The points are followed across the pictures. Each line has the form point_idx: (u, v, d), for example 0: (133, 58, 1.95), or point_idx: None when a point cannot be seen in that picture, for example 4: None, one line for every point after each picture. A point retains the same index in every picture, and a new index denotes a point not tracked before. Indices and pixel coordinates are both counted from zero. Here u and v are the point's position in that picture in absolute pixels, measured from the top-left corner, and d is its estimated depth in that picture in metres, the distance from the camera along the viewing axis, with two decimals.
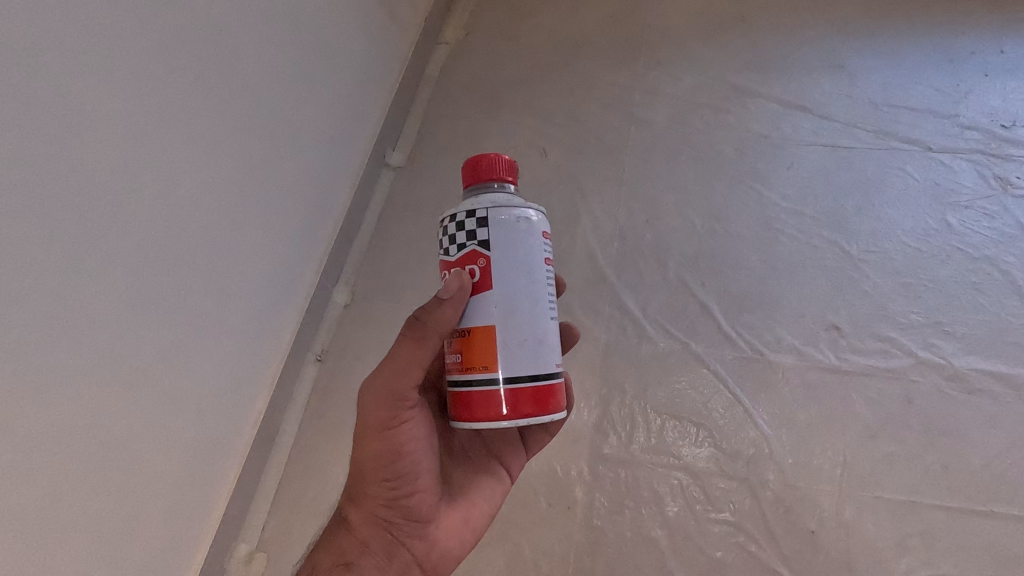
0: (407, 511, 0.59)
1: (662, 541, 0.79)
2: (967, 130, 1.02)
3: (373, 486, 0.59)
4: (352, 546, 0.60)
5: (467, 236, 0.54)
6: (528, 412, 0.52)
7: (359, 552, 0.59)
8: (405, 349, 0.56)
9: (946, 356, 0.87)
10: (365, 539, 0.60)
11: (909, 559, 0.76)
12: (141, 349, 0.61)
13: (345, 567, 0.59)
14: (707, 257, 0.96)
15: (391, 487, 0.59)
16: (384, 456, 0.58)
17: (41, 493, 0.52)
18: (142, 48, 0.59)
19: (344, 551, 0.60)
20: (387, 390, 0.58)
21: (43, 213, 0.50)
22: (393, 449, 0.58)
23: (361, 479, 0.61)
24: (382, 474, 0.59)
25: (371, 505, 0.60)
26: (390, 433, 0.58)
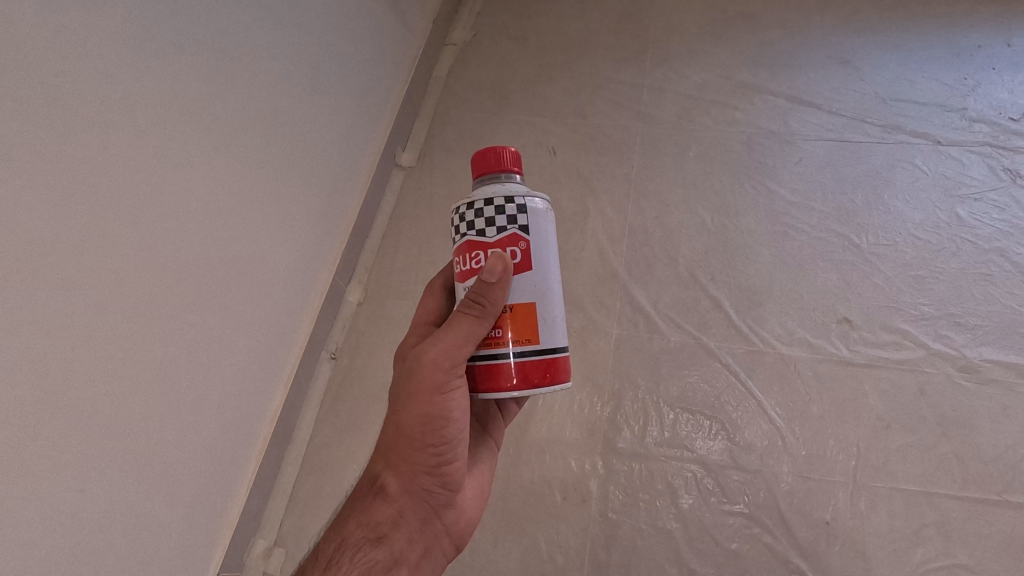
0: (445, 482, 0.59)
1: (678, 533, 0.80)
2: (975, 123, 1.02)
3: (417, 455, 0.57)
4: (386, 519, 0.58)
5: (504, 221, 0.53)
6: (541, 383, 0.53)
7: (394, 525, 0.58)
8: (464, 321, 0.53)
9: (958, 348, 0.87)
10: (400, 511, 0.58)
11: (924, 549, 0.77)
12: (164, 348, 0.62)
13: (377, 542, 0.57)
14: (717, 252, 0.96)
15: (435, 458, 0.58)
16: (435, 427, 0.56)
17: (69, 488, 0.53)
18: (165, 51, 0.60)
19: (378, 523, 0.58)
20: (445, 357, 0.54)
21: (72, 211, 0.51)
22: (444, 420, 0.56)
23: (398, 447, 0.58)
24: (428, 445, 0.57)
25: (412, 476, 0.58)
26: (444, 404, 0.56)
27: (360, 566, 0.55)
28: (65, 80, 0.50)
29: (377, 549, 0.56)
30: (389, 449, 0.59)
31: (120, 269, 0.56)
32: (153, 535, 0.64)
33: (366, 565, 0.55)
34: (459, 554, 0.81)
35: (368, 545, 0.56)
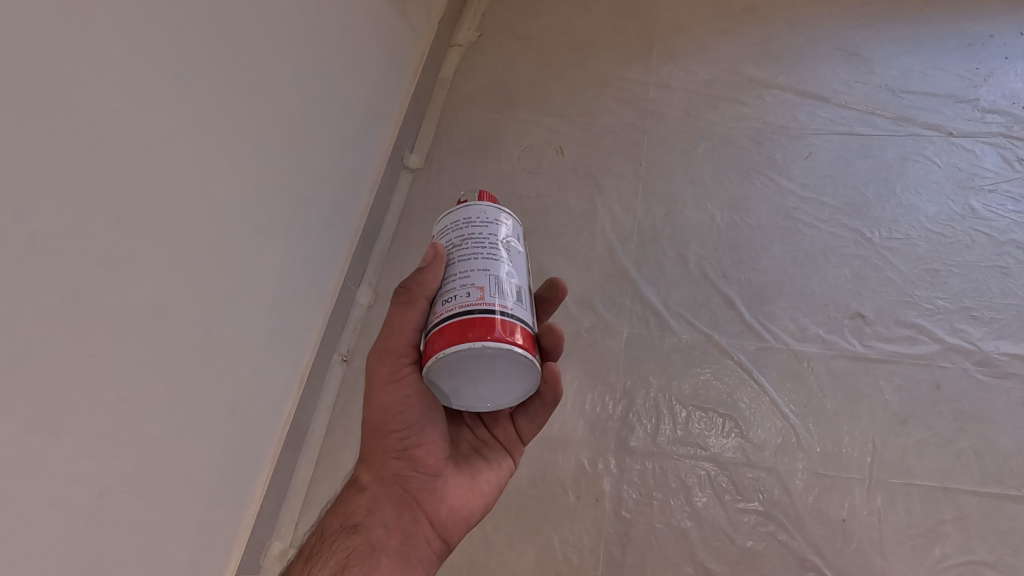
0: (417, 464, 0.58)
1: (692, 531, 0.79)
2: (988, 114, 1.01)
3: (383, 443, 0.58)
4: (361, 508, 0.58)
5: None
6: (440, 344, 0.47)
7: (369, 513, 0.57)
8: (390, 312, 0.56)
9: (974, 341, 0.86)
10: (375, 499, 0.58)
11: (944, 546, 0.75)
12: (178, 352, 0.63)
13: (353, 530, 0.56)
14: (727, 249, 0.96)
15: (401, 441, 0.58)
16: (392, 411, 0.57)
17: (86, 491, 0.54)
18: (180, 59, 0.61)
19: (354, 512, 0.58)
20: (388, 348, 0.56)
21: (94, 219, 0.52)
22: (399, 403, 0.57)
23: (368, 440, 0.60)
24: (391, 430, 0.58)
25: (382, 462, 0.59)
26: (398, 389, 0.57)
27: (338, 554, 0.55)
28: (86, 89, 0.51)
29: (352, 537, 0.56)
30: (364, 445, 0.60)
31: (133, 274, 0.56)
32: (167, 538, 0.64)
33: (343, 553, 0.55)
34: (473, 555, 0.81)
35: (343, 534, 0.56)
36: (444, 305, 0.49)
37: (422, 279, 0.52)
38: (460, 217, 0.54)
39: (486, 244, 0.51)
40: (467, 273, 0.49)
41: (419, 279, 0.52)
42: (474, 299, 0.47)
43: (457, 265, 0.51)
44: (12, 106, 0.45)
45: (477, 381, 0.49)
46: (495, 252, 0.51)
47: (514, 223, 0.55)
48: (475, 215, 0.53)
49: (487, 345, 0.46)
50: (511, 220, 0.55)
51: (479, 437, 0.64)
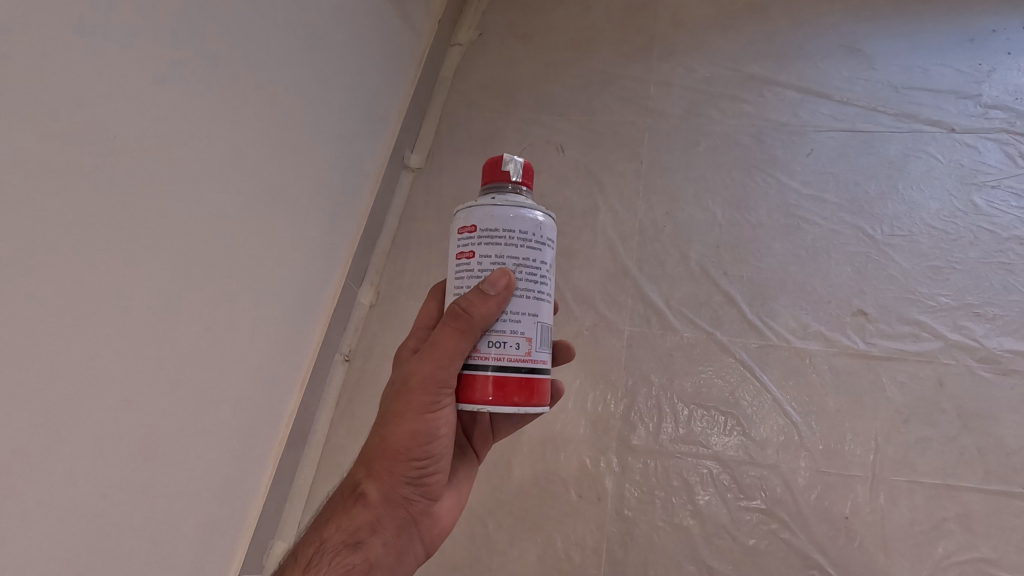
0: (425, 489, 0.59)
1: (695, 529, 0.79)
2: (990, 110, 1.00)
3: (399, 465, 0.56)
4: (365, 525, 0.56)
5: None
6: (483, 398, 0.50)
7: (371, 531, 0.56)
8: (444, 337, 0.51)
9: (977, 338, 0.85)
10: (379, 517, 0.57)
11: (946, 543, 0.75)
12: (180, 353, 0.63)
13: (355, 548, 0.56)
14: (729, 247, 0.96)
15: (417, 467, 0.57)
16: (420, 440, 0.55)
17: (89, 491, 0.54)
18: (180, 60, 0.61)
19: (356, 528, 0.56)
20: (434, 375, 0.52)
21: (95, 220, 0.52)
22: (431, 434, 0.55)
23: (381, 456, 0.57)
24: (412, 457, 0.56)
25: (394, 483, 0.57)
26: (434, 419, 0.55)
27: (339, 571, 0.54)
28: (86, 91, 0.51)
29: (355, 555, 0.55)
30: (372, 458, 0.57)
31: (135, 274, 0.57)
32: (170, 537, 0.64)
33: (343, 570, 0.54)
34: (476, 554, 0.81)
35: (345, 550, 0.55)
36: (490, 347, 0.51)
37: (479, 309, 0.49)
38: (518, 229, 0.51)
39: (536, 277, 0.52)
40: (518, 315, 0.51)
41: (480, 308, 0.49)
42: (522, 353, 0.51)
43: (511, 298, 0.51)
44: (11, 107, 0.45)
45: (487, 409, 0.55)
46: (541, 288, 0.52)
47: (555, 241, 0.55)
48: (531, 231, 0.51)
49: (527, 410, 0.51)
50: (555, 238, 0.54)
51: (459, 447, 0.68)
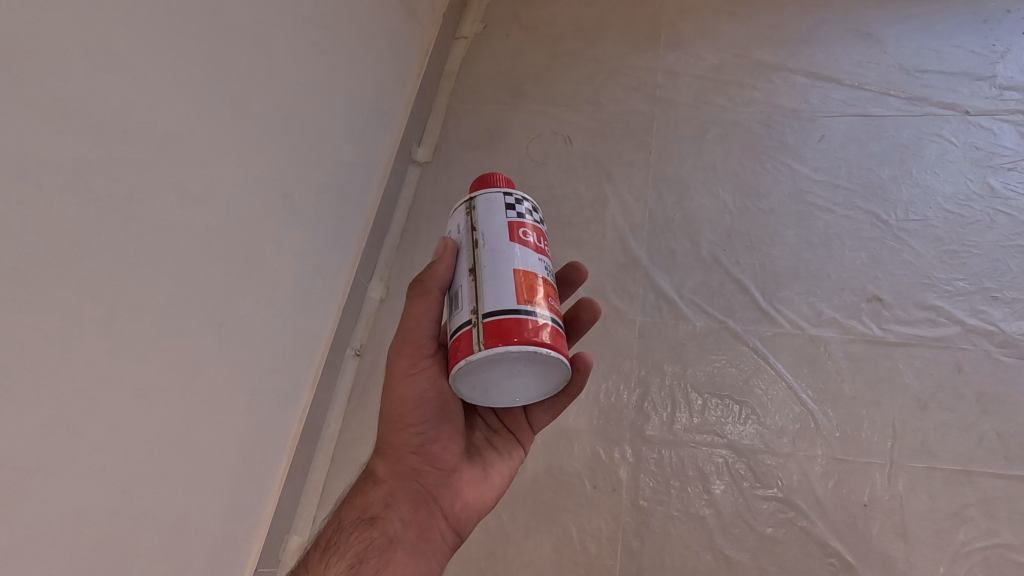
0: (436, 459, 0.58)
1: (710, 519, 0.78)
2: (1006, 91, 0.99)
3: (399, 434, 0.58)
4: (378, 500, 0.57)
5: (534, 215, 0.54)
6: None
7: (385, 505, 0.57)
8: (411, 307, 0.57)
9: (996, 323, 0.84)
10: (391, 492, 0.57)
11: (967, 530, 0.74)
12: (194, 348, 0.64)
13: (369, 523, 0.56)
14: (740, 235, 0.95)
15: (419, 435, 0.58)
16: (410, 404, 0.57)
17: (108, 486, 0.54)
18: (188, 55, 0.61)
19: (370, 505, 0.57)
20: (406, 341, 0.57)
21: (108, 216, 0.52)
22: (418, 397, 0.57)
23: (385, 431, 0.60)
24: (409, 424, 0.57)
25: (400, 455, 0.58)
26: (415, 381, 0.57)
27: (357, 546, 0.54)
28: (94, 87, 0.51)
29: (369, 530, 0.55)
30: (380, 437, 0.60)
31: (147, 269, 0.57)
32: (186, 532, 0.65)
33: (361, 546, 0.54)
34: (491, 546, 0.81)
35: (360, 526, 0.56)
36: None
37: (434, 272, 0.54)
38: None
39: None
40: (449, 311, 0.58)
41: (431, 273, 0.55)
42: None
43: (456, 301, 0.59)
44: (11, 101, 0.44)
45: (508, 382, 0.48)
46: None
47: (455, 222, 0.55)
48: None
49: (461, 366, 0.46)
50: (454, 221, 0.56)
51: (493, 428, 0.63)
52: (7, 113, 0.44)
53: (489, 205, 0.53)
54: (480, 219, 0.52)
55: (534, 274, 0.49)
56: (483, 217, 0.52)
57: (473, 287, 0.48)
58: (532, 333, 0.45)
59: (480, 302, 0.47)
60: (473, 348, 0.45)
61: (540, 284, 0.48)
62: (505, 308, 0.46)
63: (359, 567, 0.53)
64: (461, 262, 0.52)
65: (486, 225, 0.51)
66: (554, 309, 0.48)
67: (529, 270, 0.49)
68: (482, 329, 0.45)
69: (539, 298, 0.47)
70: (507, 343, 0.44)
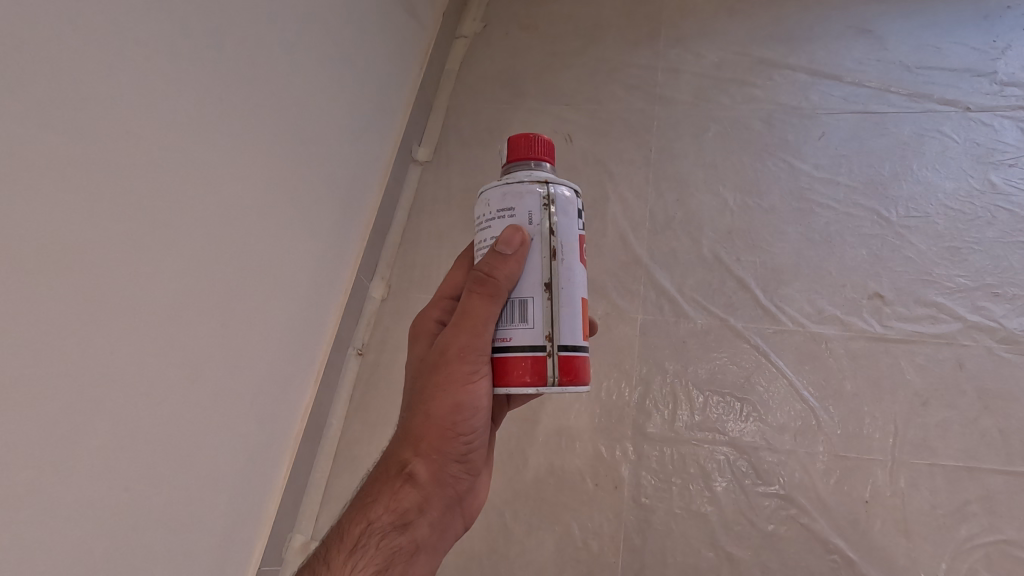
0: (470, 466, 0.60)
1: (712, 516, 0.79)
2: (1007, 87, 0.98)
3: (446, 441, 0.56)
4: (413, 505, 0.56)
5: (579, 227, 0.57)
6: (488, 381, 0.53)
7: (420, 511, 0.56)
8: (475, 304, 0.52)
9: (997, 319, 0.84)
10: (427, 498, 0.57)
11: (969, 526, 0.74)
12: (197, 348, 0.64)
13: (402, 528, 0.55)
14: (741, 232, 0.95)
15: (464, 443, 0.57)
16: (466, 413, 0.55)
17: (112, 485, 0.55)
18: (189, 56, 0.61)
19: (406, 510, 0.56)
20: (471, 345, 0.52)
21: (110, 217, 0.53)
22: (475, 408, 0.54)
23: (429, 433, 0.56)
24: (459, 432, 0.56)
25: (441, 461, 0.57)
26: (476, 391, 0.54)
27: (386, 552, 0.54)
28: (96, 89, 0.51)
29: (401, 535, 0.55)
30: (420, 436, 0.57)
31: (148, 270, 0.57)
32: (191, 531, 0.65)
33: (391, 552, 0.55)
34: (493, 544, 0.81)
35: (393, 532, 0.55)
36: None
37: (507, 271, 0.50)
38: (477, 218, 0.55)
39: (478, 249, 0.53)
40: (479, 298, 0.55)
41: (503, 269, 0.50)
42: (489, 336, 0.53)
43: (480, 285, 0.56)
44: (12, 101, 0.44)
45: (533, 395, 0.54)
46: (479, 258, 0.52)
47: (524, 206, 0.50)
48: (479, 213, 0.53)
49: (526, 390, 0.50)
50: (519, 204, 0.50)
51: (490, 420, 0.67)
52: (9, 114, 0.44)
53: (566, 209, 0.51)
54: (561, 225, 0.51)
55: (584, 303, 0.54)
56: (564, 223, 0.51)
57: (549, 309, 0.50)
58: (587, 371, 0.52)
59: (559, 332, 0.50)
60: (548, 380, 0.49)
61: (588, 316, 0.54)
62: (576, 343, 0.51)
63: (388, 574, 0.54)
64: (536, 268, 0.50)
65: (563, 234, 0.51)
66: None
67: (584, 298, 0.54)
68: (560, 362, 0.50)
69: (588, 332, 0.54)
70: (578, 381, 0.51)
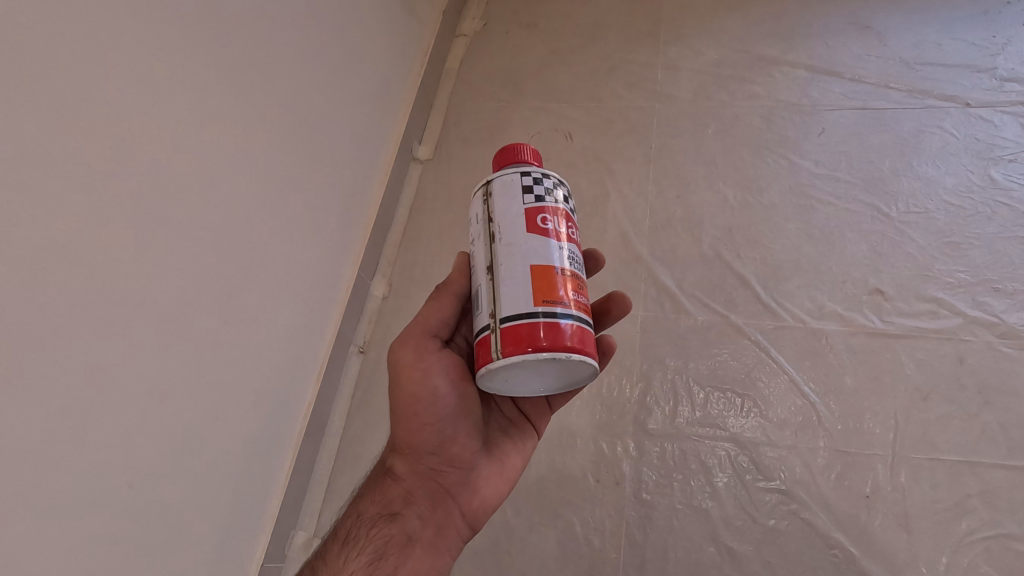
0: (452, 458, 0.58)
1: (714, 511, 0.79)
2: (1006, 82, 0.99)
3: (416, 433, 0.57)
4: (397, 497, 0.58)
5: (558, 197, 0.52)
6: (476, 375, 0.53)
7: (405, 502, 0.57)
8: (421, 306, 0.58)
9: (997, 314, 0.84)
10: (411, 489, 0.58)
11: (970, 520, 0.74)
12: (199, 345, 0.64)
13: (390, 519, 0.57)
14: (741, 229, 0.95)
15: (434, 435, 0.57)
16: (423, 402, 0.56)
17: (116, 481, 0.55)
18: (191, 54, 0.61)
19: (390, 501, 0.58)
20: (415, 337, 0.57)
21: (112, 214, 0.53)
22: (430, 394, 0.55)
23: (401, 429, 0.59)
24: (423, 422, 0.56)
25: (418, 453, 0.58)
26: (424, 378, 0.56)
27: (376, 541, 0.55)
28: (98, 87, 0.52)
29: (389, 526, 0.56)
30: (397, 433, 0.59)
31: (150, 268, 0.57)
32: (193, 528, 0.65)
33: (381, 541, 0.55)
34: (496, 541, 0.81)
35: (381, 522, 0.57)
36: None
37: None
38: None
39: None
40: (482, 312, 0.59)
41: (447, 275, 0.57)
42: None
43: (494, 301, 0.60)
44: (12, 100, 0.45)
45: (533, 379, 0.49)
46: None
47: (475, 210, 0.54)
48: None
49: (483, 371, 0.48)
50: (472, 209, 0.55)
51: (509, 418, 0.64)
52: (7, 112, 0.44)
53: (506, 191, 0.52)
54: (497, 207, 0.52)
55: (555, 268, 0.48)
56: (500, 204, 0.51)
57: (492, 288, 0.49)
58: (549, 340, 0.45)
59: (499, 306, 0.48)
60: (494, 356, 0.46)
61: (560, 280, 0.48)
62: (524, 311, 0.46)
63: (377, 563, 0.54)
64: (478, 256, 0.52)
65: (504, 214, 0.51)
66: (579, 309, 0.48)
67: (547, 264, 0.48)
68: (501, 336, 0.46)
69: (562, 298, 0.47)
70: (523, 350, 0.45)
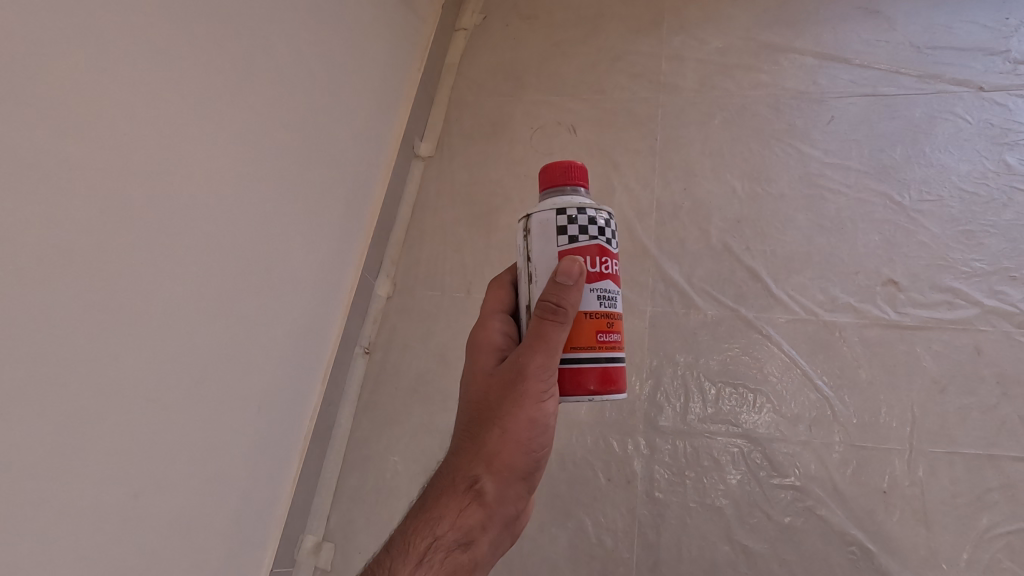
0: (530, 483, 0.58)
1: (727, 509, 0.78)
2: (1020, 65, 0.96)
3: (518, 457, 0.55)
4: (477, 522, 0.54)
5: (598, 232, 0.52)
6: None
7: (482, 529, 0.55)
8: (550, 327, 0.51)
9: (1014, 304, 0.82)
10: (490, 513, 0.55)
11: (990, 514, 0.73)
12: (202, 352, 0.63)
13: (465, 547, 0.53)
14: (750, 221, 0.93)
15: (530, 459, 0.56)
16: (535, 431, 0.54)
17: (121, 492, 0.54)
18: (186, 56, 0.60)
19: (469, 527, 0.54)
20: (551, 365, 0.52)
21: (110, 221, 0.52)
22: (544, 424, 0.54)
23: (502, 451, 0.55)
24: (524, 449, 0.55)
25: (508, 477, 0.56)
26: (544, 409, 0.54)
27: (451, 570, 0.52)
28: (92, 91, 0.50)
29: (464, 554, 0.53)
30: (488, 453, 0.55)
31: (150, 275, 0.56)
32: (201, 536, 0.64)
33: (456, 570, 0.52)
34: None
35: (457, 550, 0.53)
36: None
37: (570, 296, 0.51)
38: None
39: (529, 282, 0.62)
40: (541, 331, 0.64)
41: (568, 297, 0.51)
42: None
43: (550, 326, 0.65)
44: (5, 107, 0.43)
45: None
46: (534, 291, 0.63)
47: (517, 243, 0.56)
48: None
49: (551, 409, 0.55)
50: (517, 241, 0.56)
51: None
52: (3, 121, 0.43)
53: (540, 230, 0.53)
54: (534, 247, 0.53)
55: (585, 314, 0.52)
56: (536, 247, 0.53)
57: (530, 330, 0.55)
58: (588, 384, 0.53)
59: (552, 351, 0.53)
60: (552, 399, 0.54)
61: (591, 324, 0.53)
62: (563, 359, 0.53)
63: None
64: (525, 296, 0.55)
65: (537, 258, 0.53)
66: (608, 348, 0.53)
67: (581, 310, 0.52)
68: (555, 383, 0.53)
69: (589, 343, 0.52)
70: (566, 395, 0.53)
